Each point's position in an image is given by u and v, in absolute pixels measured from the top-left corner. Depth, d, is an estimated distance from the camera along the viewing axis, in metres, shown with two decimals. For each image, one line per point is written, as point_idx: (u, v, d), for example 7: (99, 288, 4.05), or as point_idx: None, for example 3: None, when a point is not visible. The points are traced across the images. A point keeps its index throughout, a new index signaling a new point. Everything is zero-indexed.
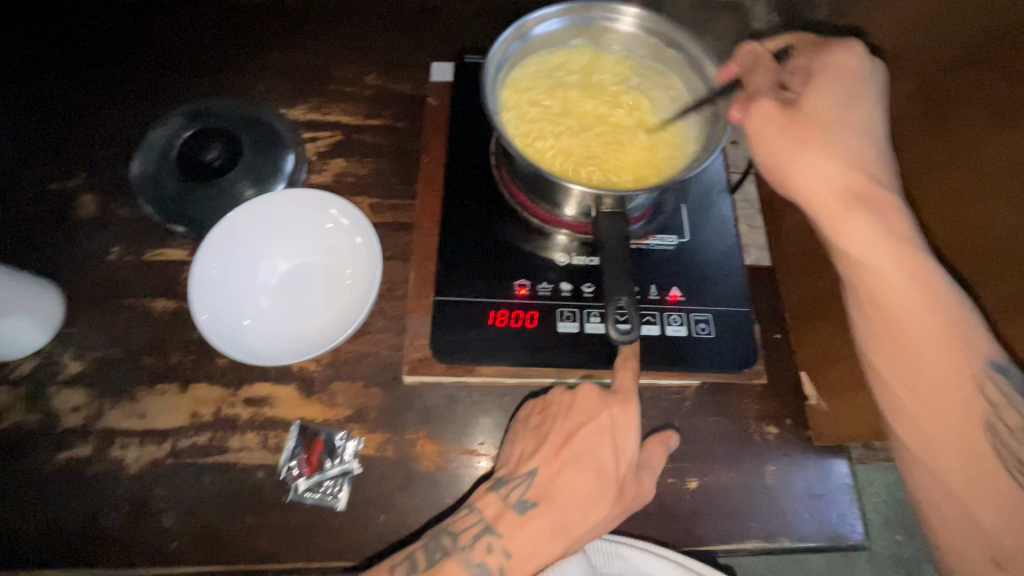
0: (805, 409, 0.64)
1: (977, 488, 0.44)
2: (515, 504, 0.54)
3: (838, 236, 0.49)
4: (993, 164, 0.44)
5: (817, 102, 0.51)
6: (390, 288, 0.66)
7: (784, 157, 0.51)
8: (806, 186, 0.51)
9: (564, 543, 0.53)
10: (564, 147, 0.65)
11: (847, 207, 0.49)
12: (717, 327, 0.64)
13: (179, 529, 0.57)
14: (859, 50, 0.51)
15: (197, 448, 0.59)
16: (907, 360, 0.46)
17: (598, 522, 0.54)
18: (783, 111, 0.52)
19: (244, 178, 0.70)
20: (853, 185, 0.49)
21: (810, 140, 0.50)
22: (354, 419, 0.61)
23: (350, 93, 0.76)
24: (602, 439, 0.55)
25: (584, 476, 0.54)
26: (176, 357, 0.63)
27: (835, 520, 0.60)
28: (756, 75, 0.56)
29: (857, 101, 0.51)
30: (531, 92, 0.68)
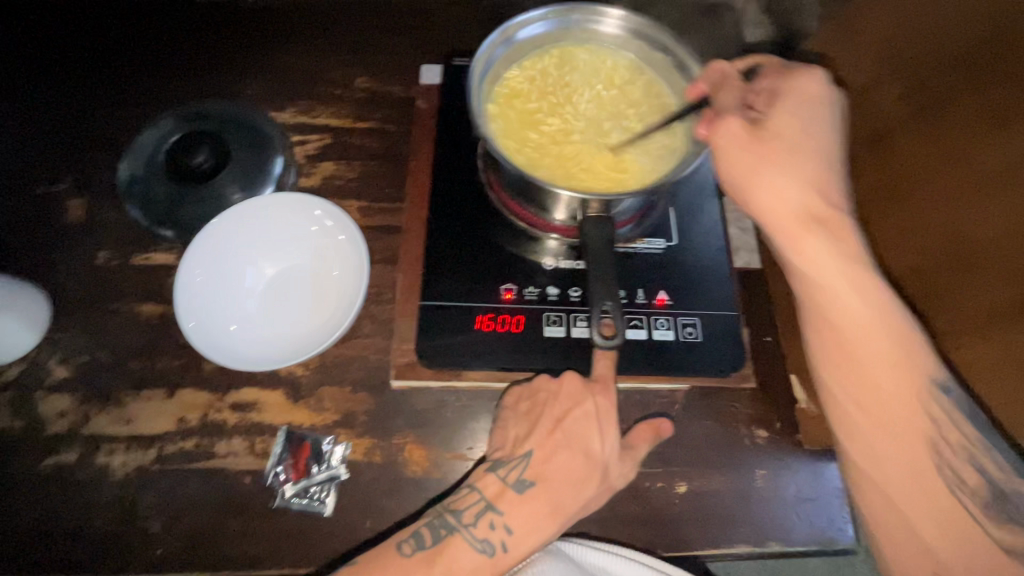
0: (795, 412, 0.64)
1: (925, 512, 0.44)
2: (514, 484, 0.54)
3: (795, 255, 0.49)
4: (975, 169, 0.44)
5: (781, 122, 0.52)
6: (378, 292, 0.65)
7: (744, 171, 0.52)
8: (764, 204, 0.51)
9: (559, 522, 0.53)
10: (553, 155, 0.64)
11: (805, 224, 0.49)
12: (705, 330, 0.64)
13: (164, 535, 0.56)
14: (821, 78, 0.54)
15: (183, 453, 0.59)
16: (857, 382, 0.46)
17: (587, 501, 0.54)
18: (747, 127, 0.52)
19: (232, 181, 0.69)
20: (810, 205, 0.49)
21: (769, 157, 0.51)
22: (341, 424, 0.61)
23: (339, 95, 0.76)
24: (590, 423, 0.55)
25: (575, 458, 0.54)
26: (162, 362, 0.63)
27: (825, 525, 0.60)
28: (725, 92, 0.57)
29: (818, 125, 0.52)
30: (518, 99, 0.67)
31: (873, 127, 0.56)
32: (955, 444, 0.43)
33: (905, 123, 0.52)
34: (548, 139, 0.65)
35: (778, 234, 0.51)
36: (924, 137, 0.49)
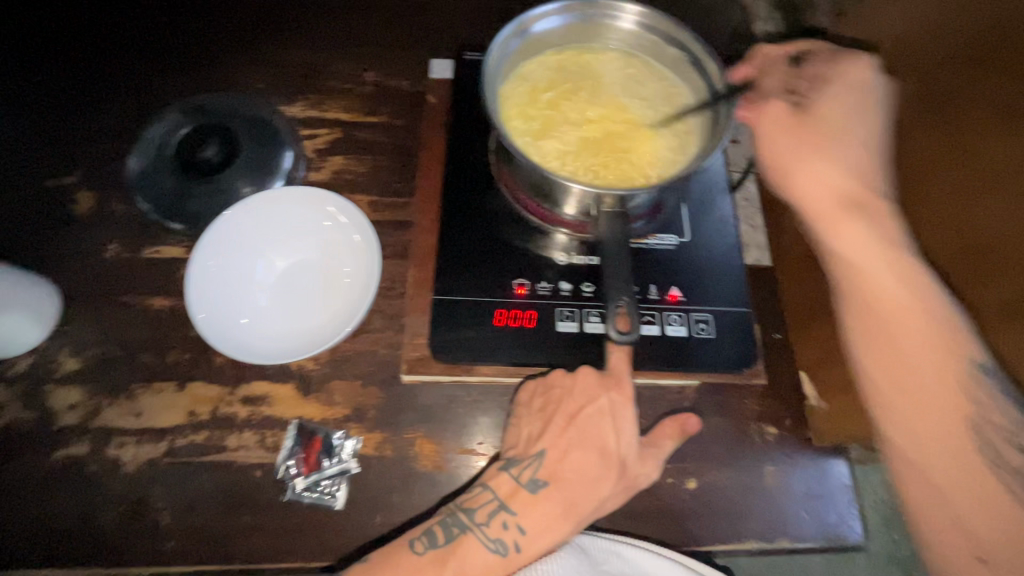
0: (805, 410, 0.64)
1: (966, 492, 0.44)
2: (526, 483, 0.54)
3: (835, 237, 0.52)
4: (992, 157, 0.43)
5: (824, 112, 0.56)
6: (389, 287, 0.65)
7: (788, 157, 0.55)
8: (803, 187, 0.54)
9: (574, 522, 0.54)
10: (563, 149, 0.64)
11: (843, 208, 0.52)
12: (717, 327, 0.64)
13: (175, 528, 0.56)
14: (873, 67, 0.54)
15: (194, 447, 0.59)
16: (891, 353, 0.48)
17: (603, 501, 0.54)
18: (792, 112, 0.56)
19: (242, 176, 0.69)
20: (851, 189, 0.52)
21: (813, 141, 0.55)
22: (352, 418, 0.61)
23: (349, 90, 0.76)
24: (603, 421, 0.56)
25: (589, 457, 0.55)
26: (173, 355, 0.63)
27: (834, 522, 0.60)
28: (771, 77, 0.61)
29: (861, 109, 0.54)
30: (529, 93, 0.67)
31: None
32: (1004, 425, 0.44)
33: (913, 117, 0.52)
34: (559, 133, 0.65)
35: (816, 215, 0.54)
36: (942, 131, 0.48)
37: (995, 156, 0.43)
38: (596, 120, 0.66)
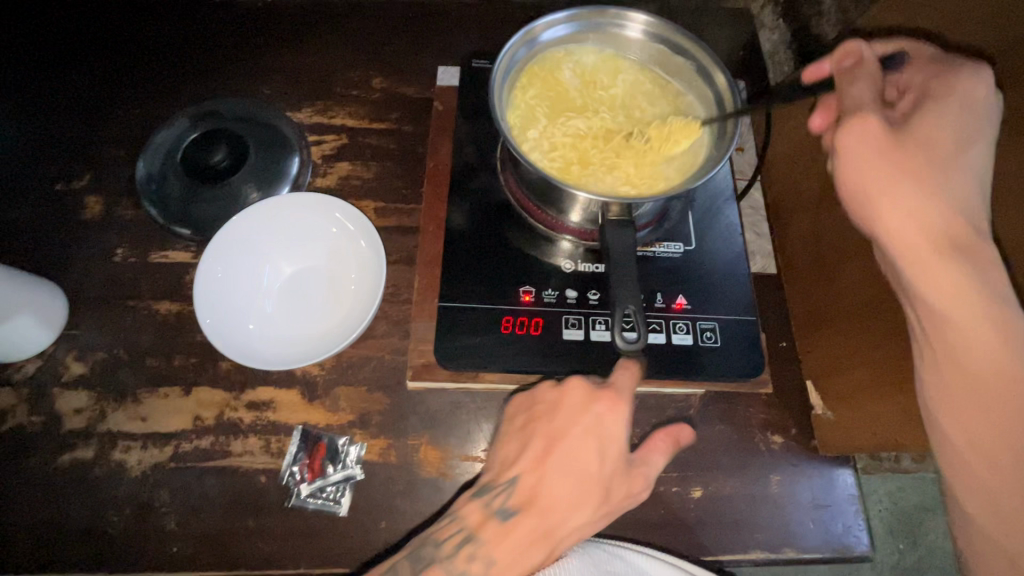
0: (811, 419, 0.64)
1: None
2: (497, 513, 0.52)
3: (929, 283, 0.44)
4: None
5: (925, 129, 0.47)
6: (394, 292, 0.66)
7: (874, 185, 0.47)
8: (893, 215, 0.46)
9: (548, 553, 0.51)
10: (570, 156, 0.64)
11: (939, 251, 0.44)
12: (723, 336, 0.63)
13: (179, 533, 0.56)
14: (988, 82, 0.46)
15: (199, 451, 0.59)
16: (983, 416, 0.43)
17: (582, 528, 0.52)
18: (886, 131, 0.47)
19: (250, 181, 0.69)
20: (951, 229, 0.44)
21: (903, 171, 0.46)
22: (357, 424, 0.61)
23: (356, 96, 0.76)
24: (588, 442, 0.52)
25: (569, 482, 0.52)
26: (179, 360, 0.63)
27: (840, 532, 0.60)
28: (858, 83, 0.50)
29: (968, 134, 0.46)
30: (538, 99, 0.67)
31: None
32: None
33: None
34: (567, 140, 0.65)
35: (904, 250, 0.46)
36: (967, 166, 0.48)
37: None
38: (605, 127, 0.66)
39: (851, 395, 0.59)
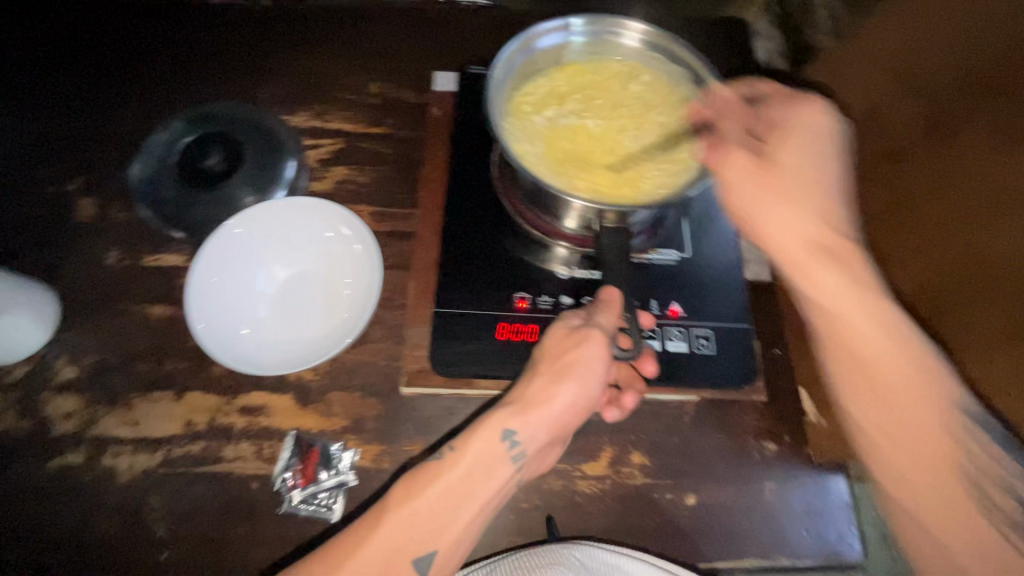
0: (805, 426, 0.64)
1: (967, 543, 0.43)
2: (421, 471, 0.49)
3: (809, 283, 0.52)
4: (995, 249, 0.44)
5: (791, 158, 0.55)
6: (389, 297, 0.65)
7: (754, 207, 0.55)
8: (776, 232, 0.54)
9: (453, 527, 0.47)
10: (563, 161, 0.64)
11: (813, 254, 0.52)
12: (717, 343, 0.64)
13: (170, 539, 0.56)
14: (826, 114, 0.57)
15: (191, 457, 0.59)
16: (868, 393, 0.48)
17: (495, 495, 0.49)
18: (754, 159, 0.56)
19: (245, 185, 0.69)
20: (818, 235, 0.52)
21: (783, 191, 0.54)
22: (350, 430, 0.60)
23: (353, 100, 0.76)
24: (518, 398, 0.51)
25: (491, 443, 0.49)
26: (171, 364, 0.62)
27: (833, 540, 0.60)
28: (729, 121, 0.60)
29: (822, 159, 0.55)
30: (532, 105, 0.68)
31: (883, 143, 0.57)
32: (978, 456, 0.44)
33: (915, 137, 0.52)
34: (560, 145, 0.66)
35: (796, 258, 0.53)
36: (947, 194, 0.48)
37: (998, 244, 0.43)
38: (599, 132, 0.67)
39: None
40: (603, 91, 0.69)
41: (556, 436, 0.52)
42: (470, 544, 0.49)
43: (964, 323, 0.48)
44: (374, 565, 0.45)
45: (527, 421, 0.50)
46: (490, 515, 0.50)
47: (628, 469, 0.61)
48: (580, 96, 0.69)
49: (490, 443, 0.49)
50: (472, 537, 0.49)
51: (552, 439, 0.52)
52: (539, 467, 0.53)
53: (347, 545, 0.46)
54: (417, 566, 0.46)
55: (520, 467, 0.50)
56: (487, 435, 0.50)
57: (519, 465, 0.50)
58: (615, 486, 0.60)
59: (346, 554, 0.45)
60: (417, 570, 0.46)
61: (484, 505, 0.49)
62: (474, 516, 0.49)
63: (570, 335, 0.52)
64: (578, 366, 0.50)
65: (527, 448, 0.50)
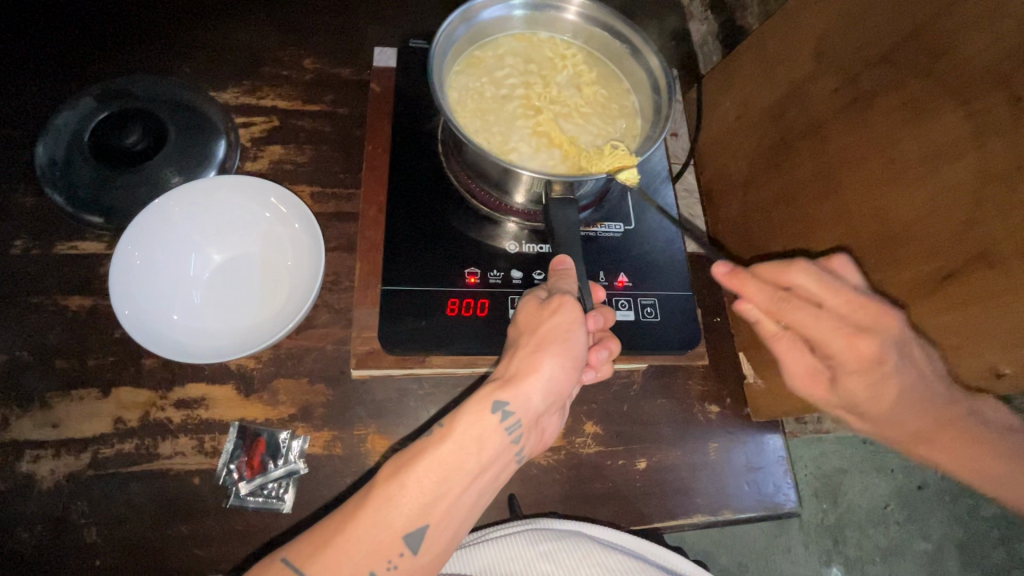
0: (744, 388, 0.68)
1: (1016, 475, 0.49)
2: (408, 449, 0.46)
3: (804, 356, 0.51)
4: (901, 211, 0.48)
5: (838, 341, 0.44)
6: (335, 280, 0.64)
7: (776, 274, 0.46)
8: (861, 416, 0.51)
9: (447, 500, 0.45)
10: (490, 91, 0.66)
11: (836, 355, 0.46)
12: (663, 311, 0.66)
13: (104, 545, 0.52)
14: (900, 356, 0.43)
15: (123, 456, 0.55)
16: (982, 313, 0.42)
17: (489, 467, 0.48)
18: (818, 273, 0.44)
19: (170, 164, 0.64)
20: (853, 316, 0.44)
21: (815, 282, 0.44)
22: (298, 417, 0.58)
23: (287, 76, 0.73)
24: (509, 369, 0.50)
25: (484, 416, 0.47)
26: (94, 359, 0.58)
27: (771, 491, 0.64)
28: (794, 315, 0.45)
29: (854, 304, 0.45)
30: (495, 57, 0.68)
31: (805, 118, 0.59)
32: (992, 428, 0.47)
33: (837, 112, 0.55)
34: (504, 94, 0.67)
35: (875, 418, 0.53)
36: (873, 161, 0.51)
37: (909, 204, 0.47)
38: (552, 104, 0.67)
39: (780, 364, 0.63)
40: (545, 62, 0.69)
41: (548, 406, 0.50)
42: (463, 519, 0.47)
43: (888, 276, 0.50)
44: (363, 543, 0.43)
45: (517, 392, 0.48)
46: (484, 492, 0.48)
47: (582, 438, 0.63)
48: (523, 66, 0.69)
49: (480, 417, 0.47)
50: (465, 512, 0.47)
51: (545, 408, 0.50)
52: (537, 442, 0.52)
53: (334, 525, 0.44)
54: (408, 542, 0.44)
55: (517, 438, 0.48)
56: (476, 409, 0.47)
57: (514, 435, 0.48)
58: (569, 456, 0.62)
59: (331, 535, 0.43)
60: (408, 546, 0.44)
61: (474, 480, 0.47)
62: (465, 491, 0.46)
63: (543, 306, 0.50)
64: (558, 333, 0.49)
65: (520, 418, 0.48)
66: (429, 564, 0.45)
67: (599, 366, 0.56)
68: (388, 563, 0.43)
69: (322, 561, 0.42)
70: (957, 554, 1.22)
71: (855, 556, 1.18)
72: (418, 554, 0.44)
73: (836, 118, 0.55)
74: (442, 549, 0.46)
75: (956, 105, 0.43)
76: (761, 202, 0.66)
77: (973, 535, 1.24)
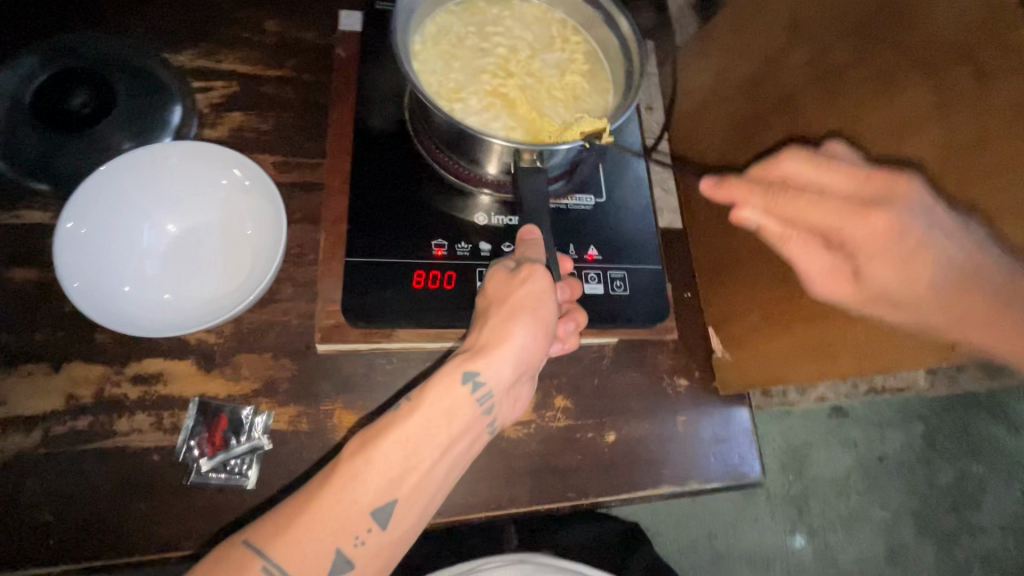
0: (712, 362, 0.69)
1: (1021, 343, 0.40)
2: (374, 424, 0.45)
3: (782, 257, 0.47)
4: None
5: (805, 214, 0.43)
6: (299, 253, 0.62)
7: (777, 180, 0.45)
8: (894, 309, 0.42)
9: (418, 473, 0.45)
10: (472, 41, 0.65)
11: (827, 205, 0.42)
12: (632, 284, 0.66)
13: (58, 524, 0.51)
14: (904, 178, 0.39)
15: (77, 434, 0.53)
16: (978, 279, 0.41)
17: (462, 438, 0.47)
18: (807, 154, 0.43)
19: (122, 130, 0.61)
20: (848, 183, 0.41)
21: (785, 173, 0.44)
22: (262, 392, 0.57)
23: (247, 39, 0.69)
24: (479, 337, 0.49)
25: (454, 387, 0.46)
26: (43, 334, 0.55)
27: (736, 462, 0.66)
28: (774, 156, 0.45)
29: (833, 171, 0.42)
30: (472, 19, 0.66)
31: (778, 91, 0.59)
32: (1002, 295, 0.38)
33: (809, 84, 0.55)
34: (479, 56, 0.64)
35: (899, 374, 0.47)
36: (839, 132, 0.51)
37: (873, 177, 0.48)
38: (528, 67, 0.64)
39: (749, 339, 0.64)
40: (524, 25, 0.67)
41: (521, 375, 0.50)
42: (434, 493, 0.47)
43: None
44: (329, 522, 0.42)
45: (488, 362, 0.47)
46: (458, 465, 0.48)
47: (552, 412, 0.63)
48: (500, 27, 0.66)
49: (450, 389, 0.46)
50: (435, 486, 0.46)
51: (517, 378, 0.50)
52: (510, 412, 0.52)
53: (300, 504, 0.42)
54: (376, 517, 0.43)
55: (488, 409, 0.48)
56: (446, 380, 0.46)
57: (486, 406, 0.48)
58: (539, 430, 0.62)
59: (295, 514, 0.42)
60: (375, 521, 0.43)
61: (445, 453, 0.46)
62: (436, 465, 0.46)
63: (513, 275, 0.49)
64: (528, 302, 0.48)
65: (492, 389, 0.47)
66: (399, 538, 0.45)
67: (566, 337, 0.56)
68: (356, 539, 0.43)
69: (288, 539, 0.41)
70: (911, 523, 1.28)
71: (818, 525, 1.23)
72: (385, 529, 0.44)
73: (806, 91, 0.55)
74: (413, 523, 0.46)
75: (921, 77, 0.43)
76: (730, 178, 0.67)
77: (927, 503, 1.30)
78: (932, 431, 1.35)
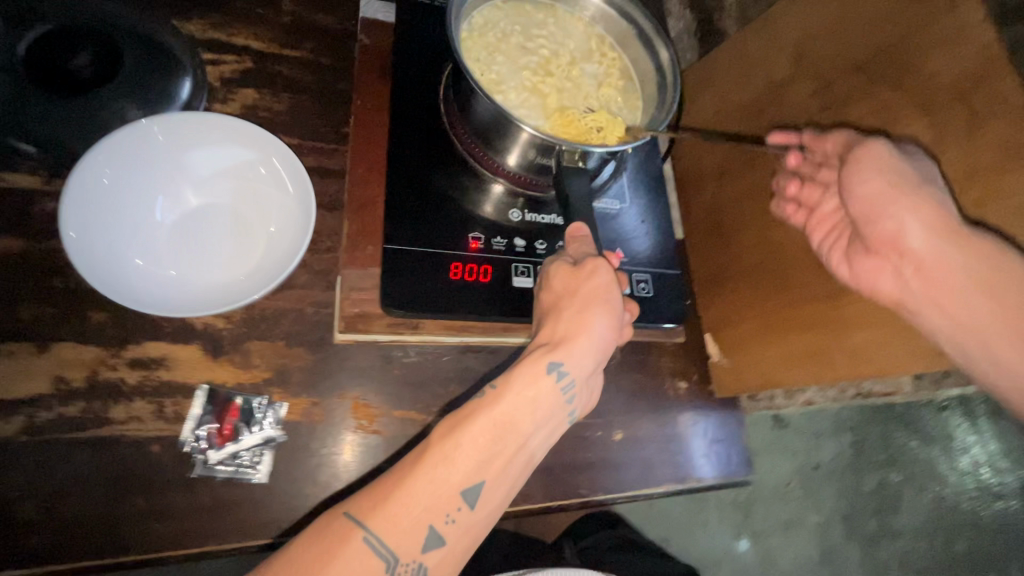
0: (709, 366, 0.73)
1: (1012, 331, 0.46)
2: (463, 410, 0.46)
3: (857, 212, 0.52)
4: None
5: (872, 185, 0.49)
6: (315, 239, 0.59)
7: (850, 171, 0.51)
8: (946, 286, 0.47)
9: (506, 457, 0.45)
10: (515, 40, 0.67)
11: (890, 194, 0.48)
12: (654, 287, 0.71)
13: (40, 521, 0.46)
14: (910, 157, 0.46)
15: (66, 421, 0.48)
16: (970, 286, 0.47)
17: (547, 424, 0.47)
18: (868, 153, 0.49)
19: (127, 97, 0.57)
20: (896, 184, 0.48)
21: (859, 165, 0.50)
22: (274, 382, 0.54)
23: (263, 14, 0.66)
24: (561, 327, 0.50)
25: (540, 376, 0.47)
26: (27, 311, 0.50)
27: (729, 461, 0.70)
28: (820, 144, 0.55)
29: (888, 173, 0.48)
30: (517, 19, 0.68)
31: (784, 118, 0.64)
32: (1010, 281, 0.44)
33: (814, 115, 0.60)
34: (517, 55, 0.66)
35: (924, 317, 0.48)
36: None
37: None
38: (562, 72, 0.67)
39: (747, 344, 0.68)
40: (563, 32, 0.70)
41: (598, 365, 0.51)
42: (517, 478, 0.46)
43: None
44: (422, 501, 0.42)
45: (570, 353, 0.48)
46: (540, 451, 0.48)
47: None
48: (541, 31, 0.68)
49: (534, 379, 0.47)
50: (519, 472, 0.46)
51: (596, 367, 0.51)
52: (587, 405, 0.52)
53: (394, 481, 0.42)
54: (466, 497, 0.43)
55: (570, 398, 0.48)
56: (531, 371, 0.47)
57: (569, 395, 0.48)
58: None
59: (388, 492, 0.42)
60: (465, 502, 0.43)
61: (527, 440, 0.46)
62: (520, 451, 0.46)
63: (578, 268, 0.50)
64: (600, 294, 0.49)
65: (574, 378, 0.48)
66: (486, 521, 0.45)
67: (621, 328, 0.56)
68: (447, 517, 0.42)
69: (384, 515, 0.41)
70: (841, 525, 1.39)
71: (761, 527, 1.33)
72: (475, 511, 0.44)
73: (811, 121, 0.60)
74: (499, 506, 0.45)
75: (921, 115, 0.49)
76: (731, 194, 0.71)
77: (856, 506, 1.41)
78: (858, 443, 1.44)
